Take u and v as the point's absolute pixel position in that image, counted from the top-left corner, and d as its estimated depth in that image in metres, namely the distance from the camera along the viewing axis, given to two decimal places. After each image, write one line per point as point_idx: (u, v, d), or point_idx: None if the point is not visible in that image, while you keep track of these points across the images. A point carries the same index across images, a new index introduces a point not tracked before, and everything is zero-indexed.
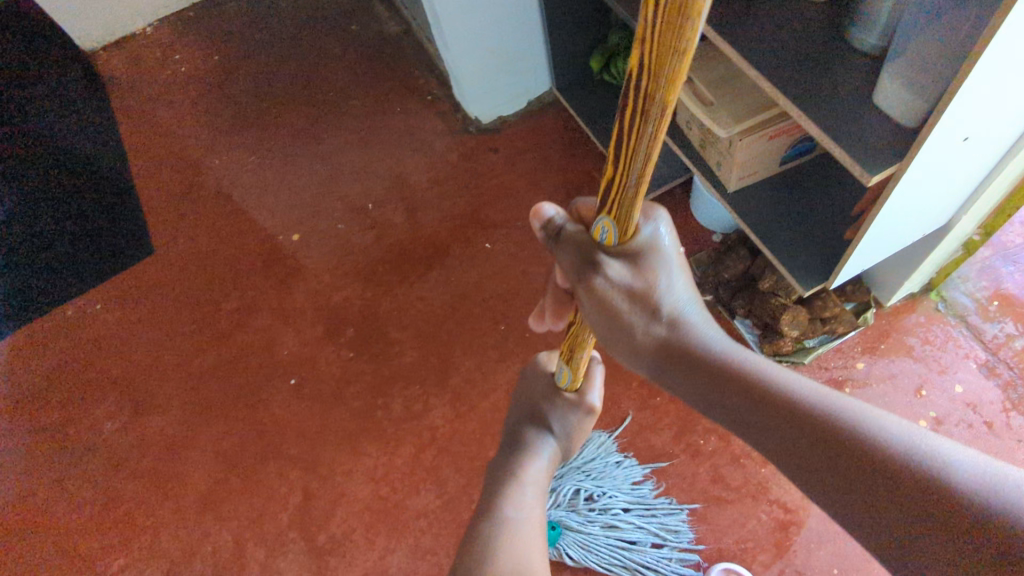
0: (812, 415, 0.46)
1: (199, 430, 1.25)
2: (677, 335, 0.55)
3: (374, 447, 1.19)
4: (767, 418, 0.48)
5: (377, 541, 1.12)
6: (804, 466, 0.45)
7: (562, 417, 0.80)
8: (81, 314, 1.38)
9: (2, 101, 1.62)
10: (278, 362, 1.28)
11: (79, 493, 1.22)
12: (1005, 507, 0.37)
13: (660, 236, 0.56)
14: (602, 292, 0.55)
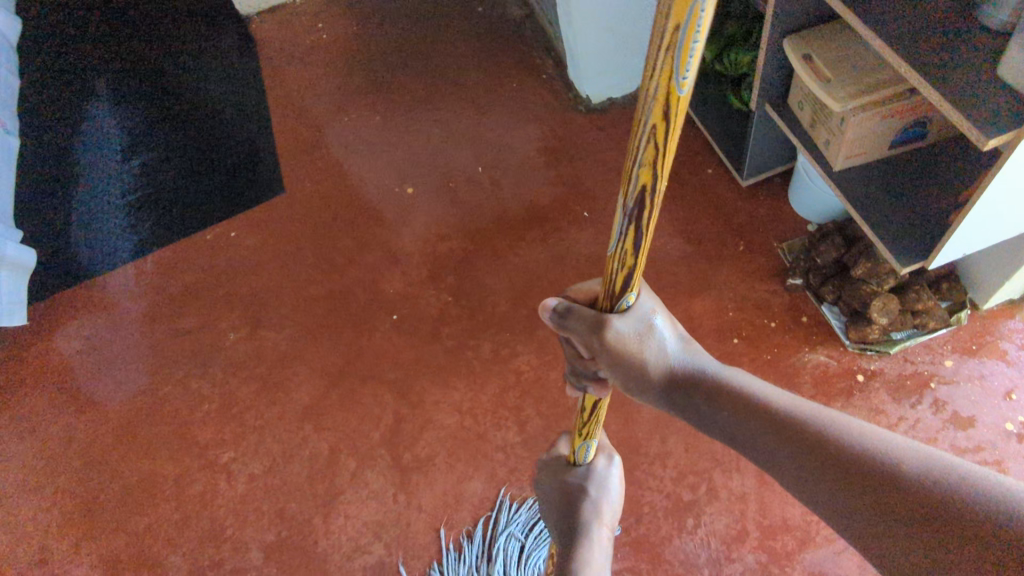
0: (799, 428, 0.60)
1: (310, 349, 1.38)
2: (682, 369, 0.69)
3: (463, 382, 1.30)
4: (778, 442, 0.61)
5: (457, 466, 1.22)
6: (799, 468, 0.59)
7: (598, 483, 0.92)
8: (219, 239, 1.56)
9: (179, 62, 1.89)
10: (384, 298, 1.42)
11: (202, 390, 1.38)
12: (941, 480, 0.51)
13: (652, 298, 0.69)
14: (620, 346, 0.67)
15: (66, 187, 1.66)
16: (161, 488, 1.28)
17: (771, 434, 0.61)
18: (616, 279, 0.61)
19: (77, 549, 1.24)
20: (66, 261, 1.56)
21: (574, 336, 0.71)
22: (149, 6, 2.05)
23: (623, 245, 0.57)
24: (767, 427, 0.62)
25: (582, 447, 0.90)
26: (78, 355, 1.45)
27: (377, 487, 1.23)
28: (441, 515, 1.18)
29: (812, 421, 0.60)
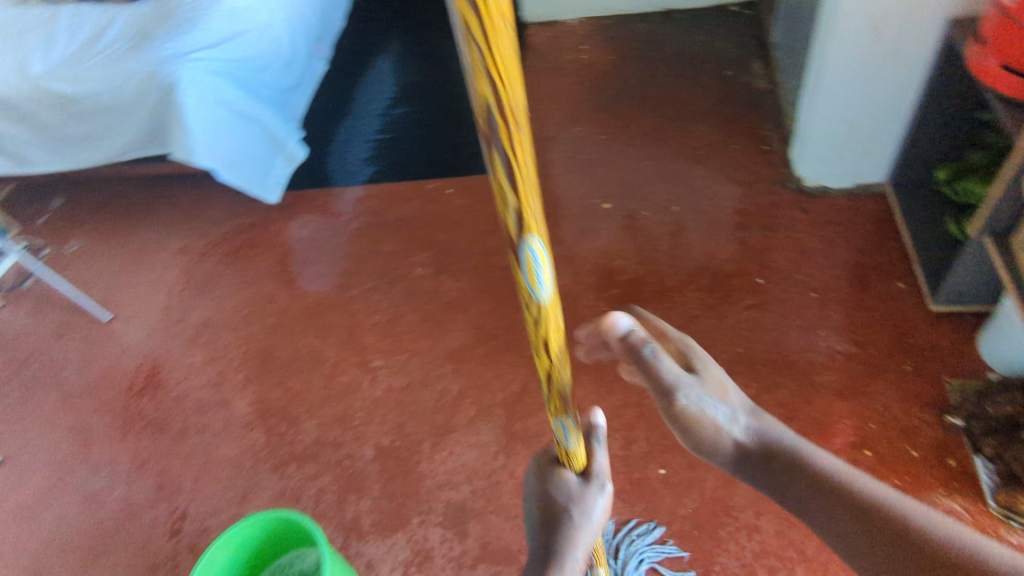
0: (854, 496, 0.67)
1: (476, 306, 1.58)
2: (755, 433, 0.77)
3: (590, 383, 1.39)
4: (837, 509, 0.67)
5: None
6: (855, 536, 0.65)
7: (585, 510, 0.72)
8: (439, 198, 1.86)
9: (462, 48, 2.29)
10: (551, 288, 1.60)
11: (379, 304, 1.62)
12: (986, 560, 0.58)
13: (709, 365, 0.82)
14: (686, 413, 0.76)
15: (340, 116, 2.13)
16: (320, 365, 1.50)
17: (838, 504, 0.68)
18: (506, 217, 0.44)
19: (245, 385, 1.49)
20: (316, 172, 1.99)
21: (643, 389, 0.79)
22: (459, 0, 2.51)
23: (501, 179, 0.41)
24: (837, 496, 0.68)
25: (562, 439, 0.69)
26: (303, 243, 1.80)
27: (485, 438, 1.34)
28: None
29: (867, 495, 0.67)
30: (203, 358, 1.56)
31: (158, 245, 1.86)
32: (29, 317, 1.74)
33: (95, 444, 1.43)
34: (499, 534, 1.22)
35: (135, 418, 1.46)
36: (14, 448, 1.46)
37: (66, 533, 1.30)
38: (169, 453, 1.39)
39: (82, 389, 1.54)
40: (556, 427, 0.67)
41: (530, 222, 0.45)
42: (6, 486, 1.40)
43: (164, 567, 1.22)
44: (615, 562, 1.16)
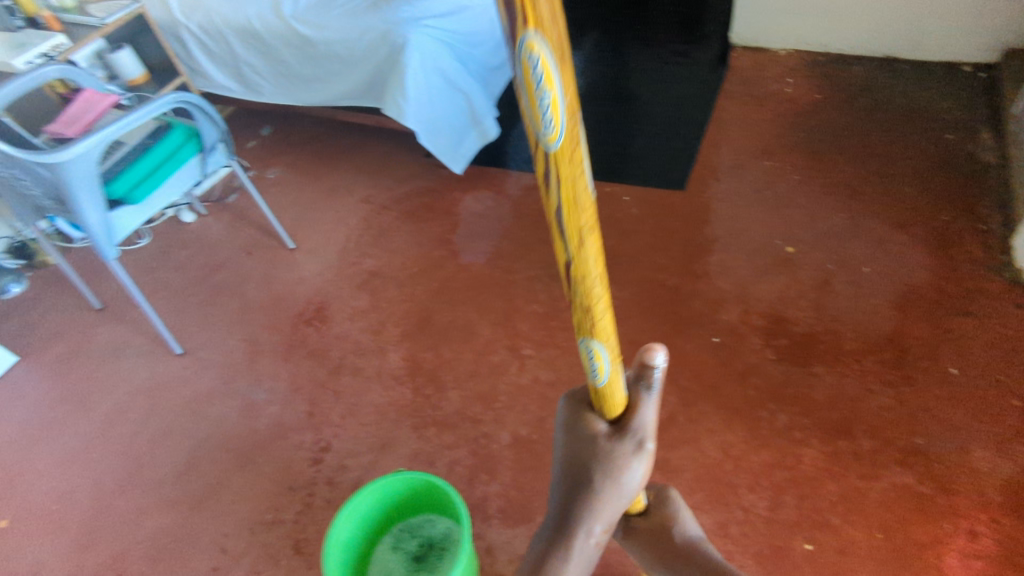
0: None
1: (634, 322, 1.54)
2: (697, 551, 0.75)
3: (743, 430, 1.31)
4: None
5: (696, 493, 1.23)
6: None
7: (611, 477, 0.57)
8: (623, 212, 1.86)
9: None
10: (715, 322, 1.52)
11: (538, 294, 1.61)
12: None
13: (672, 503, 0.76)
14: (640, 532, 0.75)
15: None
16: (474, 340, 1.53)
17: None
18: None
19: (401, 341, 1.55)
20: (497, 156, 2.03)
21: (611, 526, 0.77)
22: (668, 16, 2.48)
23: None
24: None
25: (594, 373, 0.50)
26: (474, 218, 1.84)
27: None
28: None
29: None
30: (367, 305, 1.64)
31: (345, 191, 1.99)
32: (227, 230, 1.93)
33: (262, 358, 1.55)
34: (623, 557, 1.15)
35: (298, 345, 1.57)
36: (195, 343, 1.62)
37: (221, 432, 1.41)
38: (323, 385, 1.46)
39: (260, 306, 1.68)
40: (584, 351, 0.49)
41: (529, 8, 0.29)
42: (182, 375, 1.55)
43: (300, 492, 1.28)
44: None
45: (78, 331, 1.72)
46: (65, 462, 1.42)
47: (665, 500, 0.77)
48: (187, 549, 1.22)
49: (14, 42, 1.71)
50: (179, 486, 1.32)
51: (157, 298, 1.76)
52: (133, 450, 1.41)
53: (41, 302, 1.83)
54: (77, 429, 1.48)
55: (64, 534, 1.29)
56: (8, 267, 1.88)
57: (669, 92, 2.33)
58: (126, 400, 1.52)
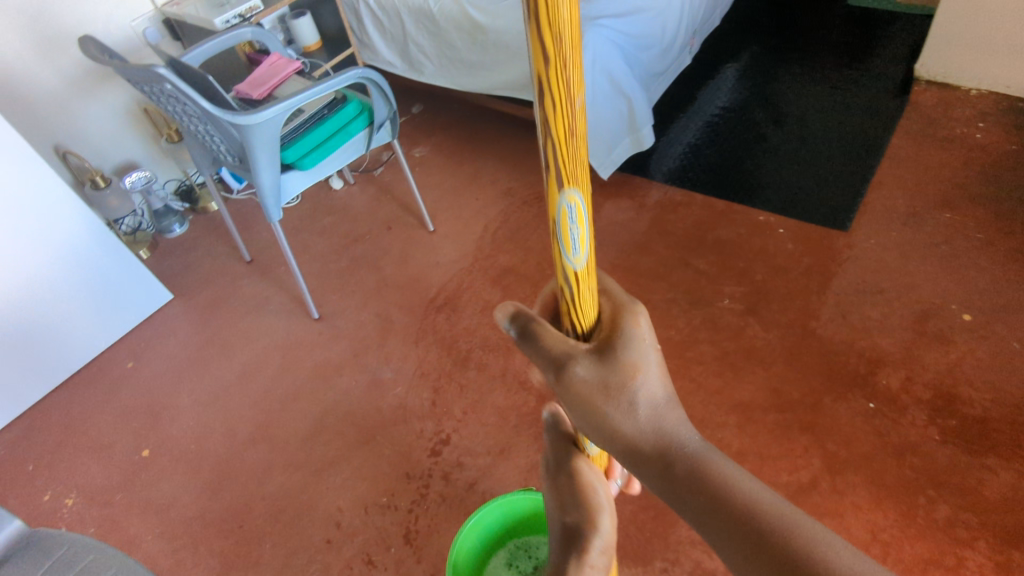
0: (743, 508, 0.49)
1: (780, 367, 1.31)
2: (652, 422, 0.53)
3: (895, 512, 1.08)
4: (731, 527, 0.48)
5: None
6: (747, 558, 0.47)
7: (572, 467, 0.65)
8: (775, 245, 1.56)
9: (829, 103, 2.07)
10: (872, 384, 1.25)
11: (673, 314, 1.46)
12: None
13: (637, 326, 0.54)
14: (580, 388, 0.53)
15: (676, 128, 2.06)
16: None
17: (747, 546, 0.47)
18: None
19: None
20: (642, 165, 1.93)
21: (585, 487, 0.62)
22: (839, 57, 2.29)
23: None
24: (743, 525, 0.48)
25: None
26: (612, 225, 1.73)
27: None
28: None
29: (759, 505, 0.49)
30: (498, 302, 1.61)
31: (487, 182, 1.97)
32: (372, 203, 1.97)
33: (391, 337, 1.57)
34: None
35: (428, 330, 1.57)
36: (331, 311, 1.67)
37: (348, 404, 1.45)
38: (449, 376, 1.46)
39: (395, 285, 1.70)
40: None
41: None
42: (315, 340, 1.60)
43: (416, 480, 1.29)
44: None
45: (228, 281, 1.83)
46: (206, 404, 1.52)
47: (623, 329, 0.53)
48: (305, 516, 1.28)
49: (215, 1, 1.83)
50: (303, 450, 1.39)
51: (301, 260, 1.82)
52: (266, 405, 1.49)
53: (199, 245, 1.96)
54: (219, 375, 1.58)
55: (197, 476, 1.39)
56: (174, 208, 2.03)
57: (836, 115, 2.01)
58: (264, 355, 1.60)
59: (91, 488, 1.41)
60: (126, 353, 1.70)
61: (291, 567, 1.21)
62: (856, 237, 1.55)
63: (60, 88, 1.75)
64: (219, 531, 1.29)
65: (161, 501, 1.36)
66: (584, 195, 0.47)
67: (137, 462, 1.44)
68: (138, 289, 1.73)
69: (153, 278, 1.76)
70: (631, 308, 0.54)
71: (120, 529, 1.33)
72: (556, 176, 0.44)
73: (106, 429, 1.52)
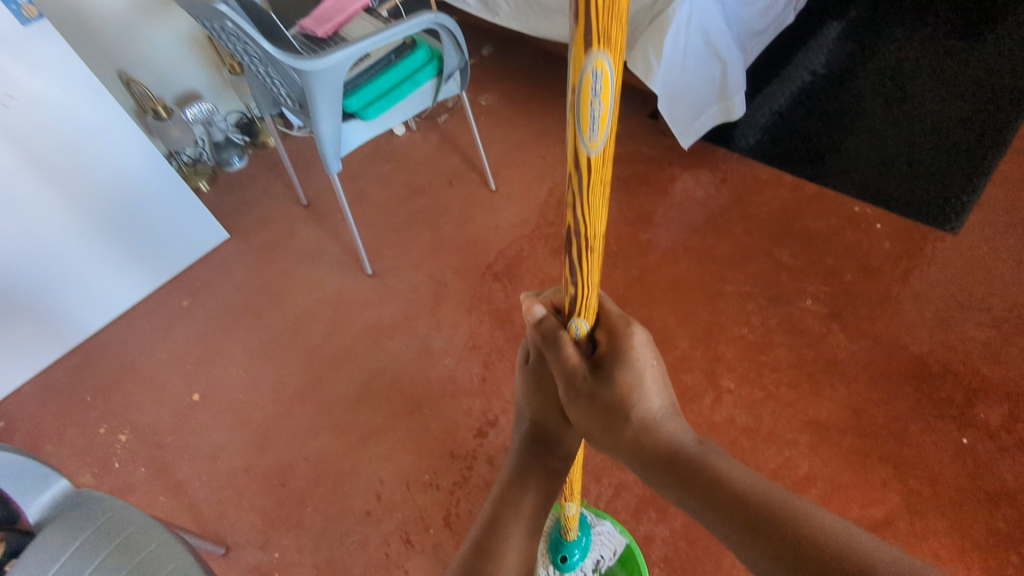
0: (726, 481, 0.53)
1: (864, 386, 1.18)
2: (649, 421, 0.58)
3: (978, 565, 0.98)
4: (714, 497, 0.52)
5: None
6: (732, 528, 0.50)
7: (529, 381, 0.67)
8: (870, 243, 1.41)
9: (950, 72, 1.81)
10: (967, 415, 1.12)
11: (748, 310, 1.33)
12: (841, 542, 0.45)
13: (637, 344, 0.60)
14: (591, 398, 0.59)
15: (767, 90, 1.85)
16: (667, 349, 1.30)
17: (735, 526, 0.50)
18: None
19: None
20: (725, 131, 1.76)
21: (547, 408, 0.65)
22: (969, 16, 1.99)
23: None
24: (726, 508, 0.51)
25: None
26: (688, 200, 1.59)
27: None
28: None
29: (738, 479, 0.52)
30: (559, 275, 1.51)
31: (556, 140, 1.85)
32: (434, 153, 1.88)
33: (444, 303, 1.51)
34: None
35: (482, 299, 1.50)
36: (386, 267, 1.62)
37: (397, 369, 1.42)
38: (500, 352, 1.40)
39: (452, 246, 1.63)
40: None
41: None
42: (367, 297, 1.56)
43: (459, 461, 1.27)
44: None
45: (283, 224, 1.79)
46: (257, 353, 1.52)
47: (624, 344, 0.60)
48: (348, 481, 1.28)
49: None
50: (348, 413, 1.38)
51: (356, 207, 1.76)
52: (315, 361, 1.47)
53: (256, 183, 1.92)
54: (270, 324, 1.56)
55: (244, 427, 1.40)
56: (234, 141, 1.96)
57: (951, 87, 1.76)
58: (315, 308, 1.57)
59: (144, 427, 1.44)
60: (182, 291, 1.69)
61: (331, 535, 1.23)
62: (968, 240, 1.38)
63: (122, 11, 1.68)
64: (264, 487, 1.31)
65: (209, 449, 1.38)
66: (615, 59, 0.41)
67: (187, 405, 1.46)
68: (194, 224, 1.70)
69: (209, 217, 1.73)
70: (625, 329, 0.61)
71: (171, 473, 1.36)
72: (586, 32, 0.39)
73: (160, 368, 1.54)
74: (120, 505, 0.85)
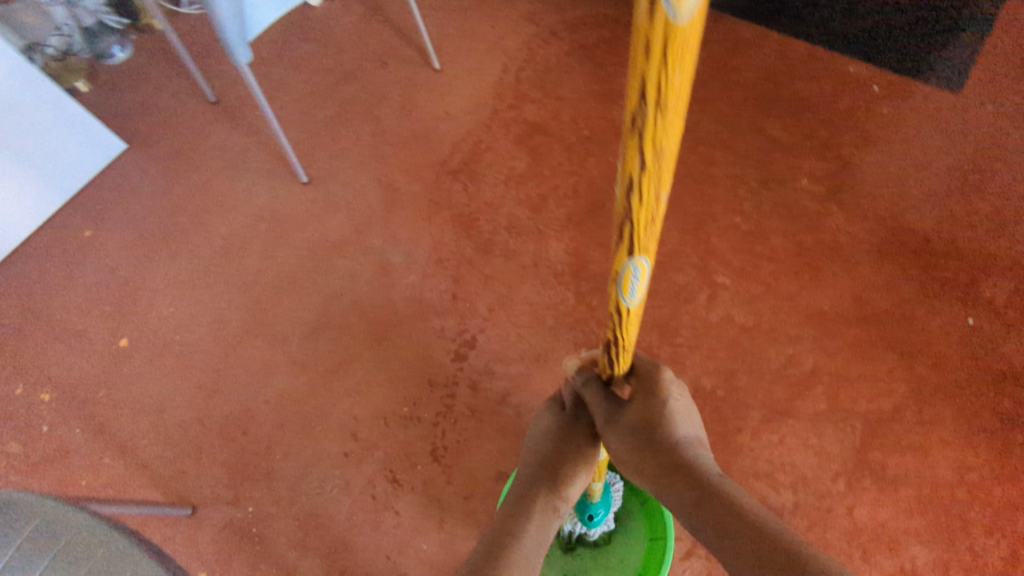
0: (735, 507, 0.54)
1: (867, 271, 1.11)
2: (678, 447, 0.61)
3: (988, 447, 0.97)
4: (719, 522, 0.53)
5: (918, 519, 0.94)
6: (733, 552, 0.51)
7: (559, 429, 0.73)
8: (867, 109, 1.28)
9: None
10: (972, 293, 1.07)
11: (741, 195, 1.21)
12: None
13: (672, 390, 0.65)
14: (623, 423, 0.63)
15: None
16: (656, 247, 1.18)
17: (743, 555, 0.50)
18: None
19: (564, 225, 1.25)
20: None
21: (571, 453, 0.71)
22: None
23: None
24: (747, 540, 0.51)
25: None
26: None
27: (828, 447, 1.00)
28: (868, 537, 0.94)
29: (748, 510, 0.53)
30: (526, 169, 1.33)
31: (505, 5, 1.58)
32: (360, 27, 1.58)
33: (399, 212, 1.32)
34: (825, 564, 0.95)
35: (442, 203, 1.32)
36: (323, 173, 1.39)
37: (356, 292, 1.26)
38: (470, 262, 1.25)
39: (399, 141, 1.40)
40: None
41: None
42: (307, 211, 1.35)
43: (439, 389, 1.15)
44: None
45: (192, 127, 1.50)
46: (188, 286, 1.31)
47: (660, 388, 0.65)
48: (318, 423, 1.16)
49: None
50: (307, 347, 1.22)
51: (277, 100, 1.48)
52: (259, 291, 1.29)
53: (148, 77, 1.59)
54: (198, 251, 1.35)
55: (188, 373, 1.23)
56: (110, 25, 1.63)
57: None
58: (248, 227, 1.35)
59: (69, 382, 1.25)
60: (82, 217, 1.43)
61: (309, 482, 1.12)
62: (969, 98, 1.26)
63: None
64: (224, 438, 1.17)
65: (153, 401, 1.22)
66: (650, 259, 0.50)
67: (115, 353, 1.27)
68: (86, 142, 1.43)
69: (94, 122, 1.43)
70: (659, 375, 0.66)
71: (111, 432, 1.19)
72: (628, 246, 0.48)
73: (74, 312, 1.32)
74: (42, 504, 0.63)
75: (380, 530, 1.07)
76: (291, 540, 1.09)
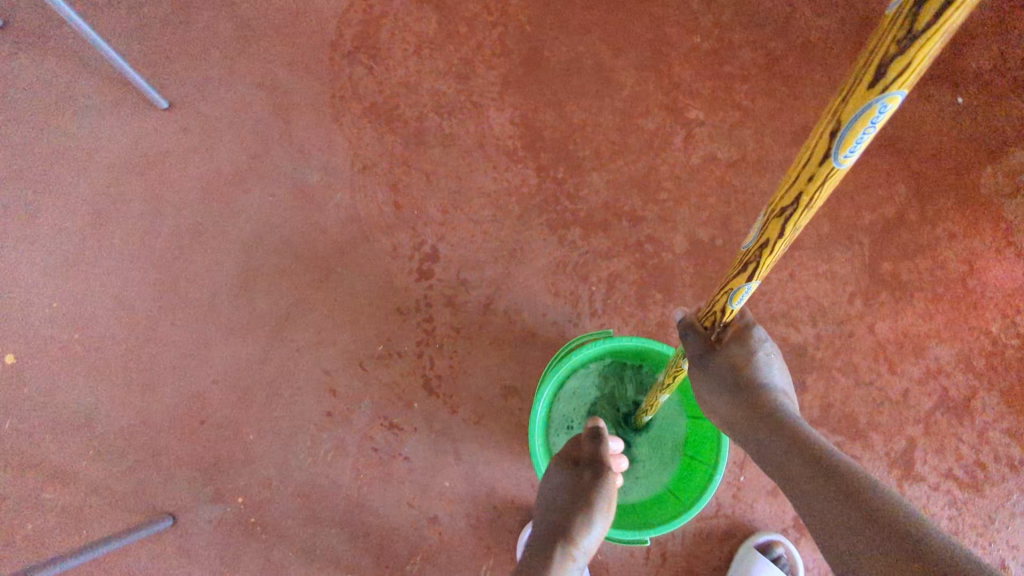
0: (823, 463, 0.45)
1: (844, 72, 1.02)
2: (767, 395, 0.54)
3: (989, 230, 0.95)
4: (809, 476, 0.45)
5: (934, 318, 0.93)
6: (818, 511, 0.43)
7: (577, 473, 0.65)
8: None
9: None
10: (957, 69, 0.99)
11: (697, 14, 1.05)
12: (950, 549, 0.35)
13: (767, 345, 0.57)
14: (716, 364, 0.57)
15: None
16: (614, 94, 1.04)
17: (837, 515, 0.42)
18: None
19: (502, 91, 1.05)
20: None
21: (591, 497, 0.61)
22: None
23: None
24: (845, 503, 0.42)
25: (841, 153, 0.33)
26: None
27: (840, 271, 0.94)
28: (893, 349, 0.93)
29: (839, 469, 0.44)
30: (438, 30, 1.08)
31: None
32: None
33: (298, 119, 1.07)
34: (857, 387, 0.92)
35: (348, 95, 1.08)
36: (186, 89, 1.09)
37: (278, 230, 1.04)
38: (404, 160, 1.05)
39: (267, 28, 1.11)
40: (932, 3, 0.25)
41: None
42: (183, 143, 1.08)
43: (413, 316, 1.01)
44: (972, 483, 0.90)
45: None
46: (63, 271, 1.04)
47: (751, 340, 0.57)
48: (285, 388, 1.00)
49: None
50: (242, 308, 1.03)
51: (84, 3, 1.11)
52: (158, 256, 1.05)
53: None
54: (57, 224, 1.06)
55: (107, 373, 1.02)
56: None
57: None
58: (113, 181, 1.07)
59: None
60: None
61: (296, 453, 0.99)
62: None
63: None
64: (179, 433, 1.00)
65: (74, 417, 1.00)
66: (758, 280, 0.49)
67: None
68: None
69: None
70: (752, 329, 0.58)
71: (37, 463, 0.99)
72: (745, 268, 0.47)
73: None
74: None
75: (393, 480, 0.97)
76: (299, 517, 0.97)
